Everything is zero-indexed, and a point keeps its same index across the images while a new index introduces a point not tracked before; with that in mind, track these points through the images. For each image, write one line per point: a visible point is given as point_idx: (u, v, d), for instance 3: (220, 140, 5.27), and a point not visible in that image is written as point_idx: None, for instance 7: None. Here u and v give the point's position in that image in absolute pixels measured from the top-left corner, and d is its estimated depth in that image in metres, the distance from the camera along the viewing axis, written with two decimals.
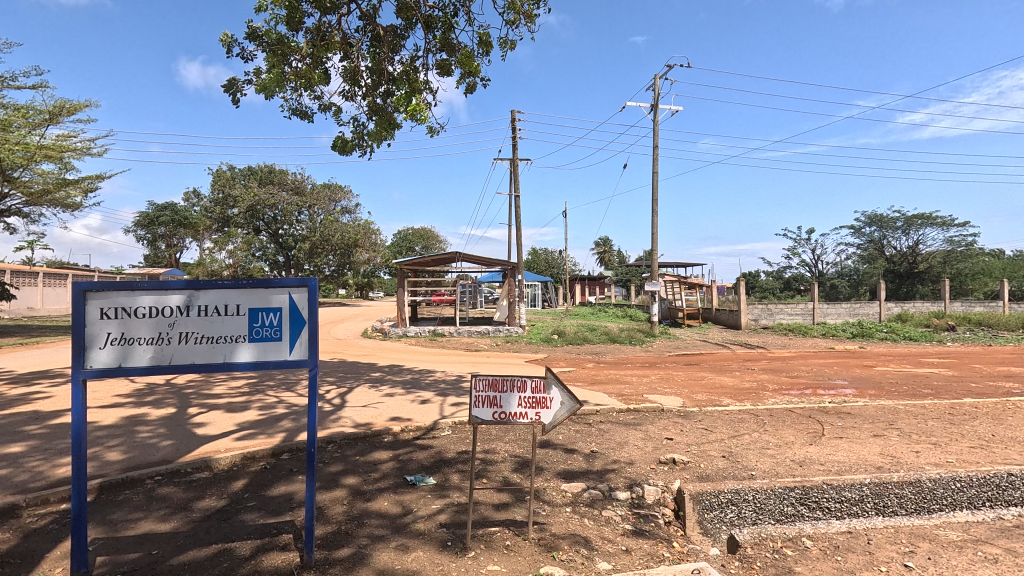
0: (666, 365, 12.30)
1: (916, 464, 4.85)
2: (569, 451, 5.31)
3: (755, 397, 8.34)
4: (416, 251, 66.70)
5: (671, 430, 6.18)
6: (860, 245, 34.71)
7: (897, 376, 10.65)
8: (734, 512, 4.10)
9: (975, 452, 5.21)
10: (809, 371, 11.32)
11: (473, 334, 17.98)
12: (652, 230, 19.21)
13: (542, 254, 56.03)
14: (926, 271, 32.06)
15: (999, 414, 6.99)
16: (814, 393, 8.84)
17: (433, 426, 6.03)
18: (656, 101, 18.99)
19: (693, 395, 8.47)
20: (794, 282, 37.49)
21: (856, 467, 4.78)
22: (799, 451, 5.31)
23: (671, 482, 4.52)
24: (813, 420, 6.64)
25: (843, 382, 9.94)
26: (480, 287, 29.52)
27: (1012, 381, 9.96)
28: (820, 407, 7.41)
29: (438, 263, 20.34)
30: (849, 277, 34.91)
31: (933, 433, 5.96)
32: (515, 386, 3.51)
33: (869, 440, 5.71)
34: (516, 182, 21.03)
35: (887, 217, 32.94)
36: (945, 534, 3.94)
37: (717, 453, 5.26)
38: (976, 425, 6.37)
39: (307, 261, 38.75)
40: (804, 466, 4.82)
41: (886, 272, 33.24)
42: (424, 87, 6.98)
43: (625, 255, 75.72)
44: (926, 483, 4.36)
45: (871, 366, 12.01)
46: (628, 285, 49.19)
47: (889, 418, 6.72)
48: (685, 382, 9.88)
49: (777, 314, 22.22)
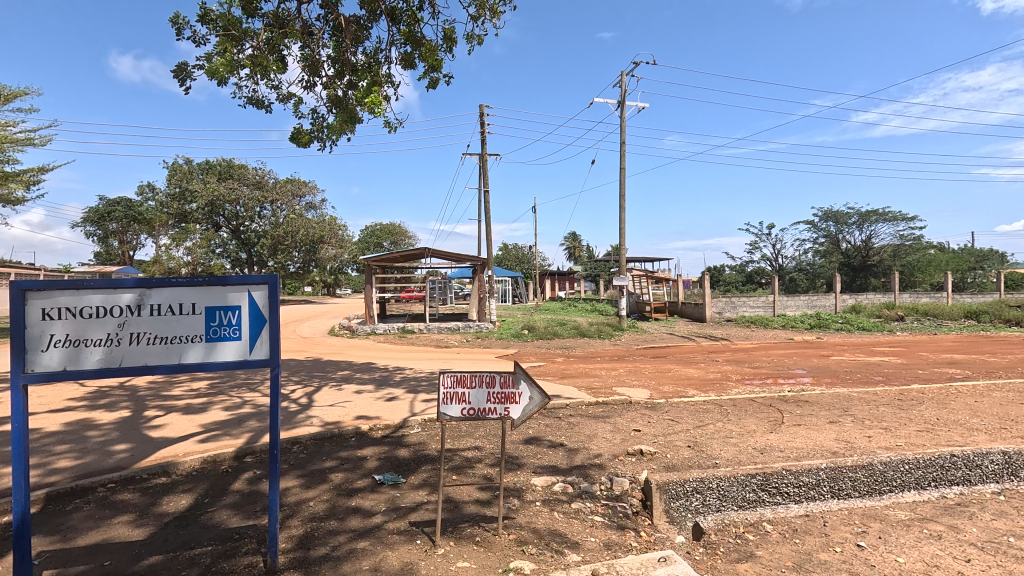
0: (634, 358, 12.52)
1: (868, 448, 5.09)
2: (540, 445, 5.35)
3: (719, 388, 8.60)
4: (384, 247, 65.81)
5: (639, 422, 6.30)
6: (816, 240, 35.98)
7: (851, 365, 11.14)
8: (699, 500, 4.20)
9: (922, 435, 5.51)
10: (769, 361, 11.74)
11: (443, 331, 17.87)
12: (620, 225, 19.45)
13: (512, 249, 56.26)
14: (877, 265, 33.65)
15: (944, 399, 7.40)
16: (775, 383, 9.15)
17: (404, 423, 5.98)
18: (623, 98, 19.16)
19: (660, 388, 8.67)
20: (756, 276, 38.67)
21: (813, 453, 4.99)
22: (760, 440, 5.49)
23: (640, 472, 4.62)
24: (773, 409, 6.88)
25: (801, 371, 10.35)
26: (450, 283, 29.40)
27: (954, 368, 10.57)
28: (779, 396, 7.69)
29: (407, 259, 20.10)
30: (807, 271, 36.19)
31: (883, 418, 6.27)
32: (483, 381, 3.49)
33: (825, 427, 5.94)
34: (485, 177, 20.94)
35: (841, 214, 34.23)
36: (894, 514, 4.14)
37: (683, 444, 5.39)
38: (923, 409, 6.74)
39: (270, 258, 37.72)
40: (765, 453, 5.00)
41: (841, 266, 34.66)
42: (386, 81, 6.88)
43: (592, 251, 77.13)
44: (877, 466, 4.57)
45: (827, 356, 12.51)
46: (598, 280, 49.73)
47: (843, 405, 7.04)
48: (653, 374, 10.06)
49: (740, 307, 22.94)
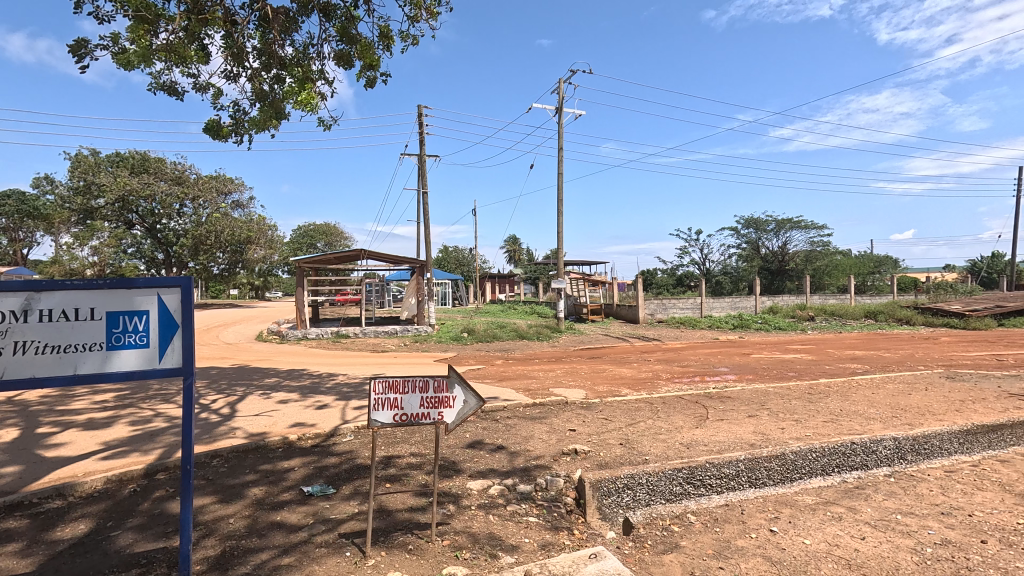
0: (571, 359, 12.80)
1: (781, 439, 5.48)
2: (477, 448, 5.33)
3: (650, 387, 8.97)
4: (318, 248, 63.28)
5: (575, 421, 6.44)
6: (739, 245, 38.39)
7: (768, 362, 11.98)
8: (629, 496, 4.35)
9: (827, 425, 6.01)
10: (696, 360, 12.40)
11: (380, 335, 17.42)
12: (558, 228, 19.83)
13: (452, 252, 55.87)
14: (792, 269, 36.43)
15: (846, 391, 8.13)
16: (701, 380, 9.67)
17: (335, 431, 5.76)
18: (561, 104, 19.57)
19: (595, 387, 8.91)
20: (686, 279, 40.69)
21: (733, 445, 5.31)
22: (687, 435, 5.77)
23: (574, 471, 4.72)
24: (699, 405, 7.26)
25: (725, 369, 11.01)
26: (388, 286, 28.72)
27: (856, 363, 11.64)
28: (704, 392, 8.13)
29: (342, 261, 19.44)
30: (731, 274, 38.55)
31: (795, 411, 6.78)
32: (416, 387, 3.43)
33: (744, 421, 6.34)
34: (424, 178, 20.65)
35: (761, 221, 36.76)
36: (803, 499, 4.48)
37: (616, 442, 5.56)
38: (828, 401, 7.37)
39: (191, 259, 35.18)
40: (690, 448, 5.26)
41: (761, 270, 37.23)
42: (318, 77, 6.63)
43: (531, 254, 78.15)
44: (789, 456, 4.94)
45: (747, 354, 13.39)
46: (538, 283, 50.43)
47: (761, 399, 7.55)
48: (589, 374, 10.33)
49: (670, 308, 24.06)
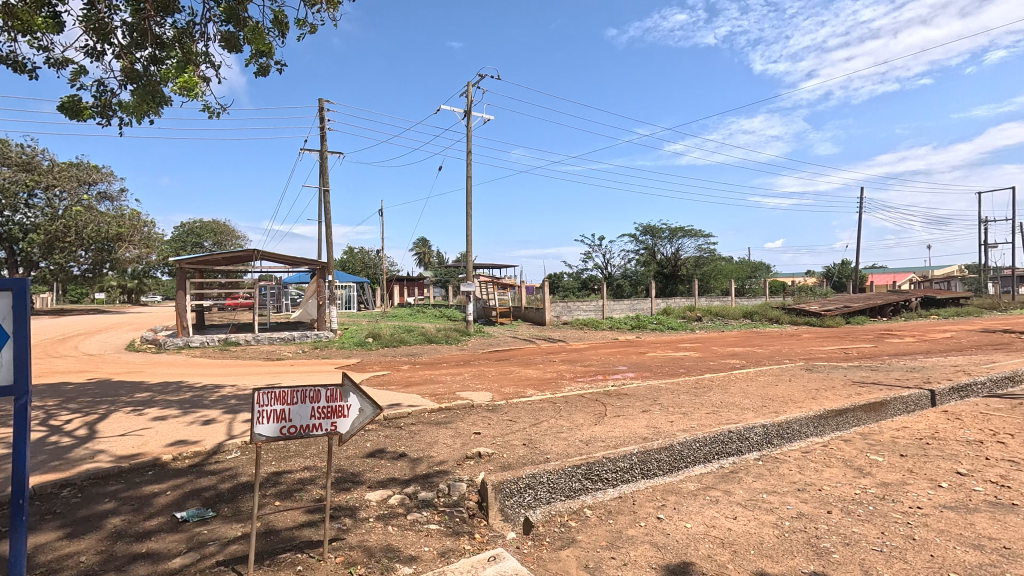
0: (478, 362, 12.84)
1: (670, 431, 5.90)
2: (378, 457, 5.14)
3: (554, 387, 9.25)
4: (205, 248, 57.70)
5: (480, 424, 6.45)
6: (637, 250, 40.96)
7: (661, 360, 12.90)
8: (531, 495, 4.44)
9: (709, 416, 6.59)
10: (598, 359, 13.00)
11: (276, 341, 16.25)
12: (467, 231, 19.84)
13: (358, 253, 53.70)
14: (683, 273, 39.56)
15: (726, 384, 8.97)
16: (601, 379, 10.15)
17: (219, 448, 5.26)
18: (469, 107, 19.64)
19: (501, 389, 9.00)
20: (590, 282, 42.58)
21: (628, 439, 5.63)
22: (586, 432, 6.01)
23: (477, 475, 4.71)
24: (599, 403, 7.61)
25: (623, 367, 11.66)
26: (287, 289, 26.92)
27: (734, 359, 12.90)
28: (603, 390, 8.54)
29: (232, 262, 17.88)
30: (630, 278, 41.04)
31: (683, 404, 7.35)
32: (307, 396, 3.23)
33: (639, 416, 6.74)
34: (326, 176, 19.64)
35: (656, 229, 39.53)
36: (687, 486, 4.85)
37: (519, 442, 5.64)
38: (711, 394, 8.08)
39: (43, 258, 30.39)
40: (589, 444, 5.49)
41: (656, 274, 40.01)
42: (201, 60, 6.04)
43: (441, 256, 77.47)
44: (676, 446, 5.33)
45: (643, 352, 14.31)
46: (448, 286, 50.05)
47: (654, 395, 8.10)
48: (496, 377, 10.42)
49: (575, 310, 25.05)
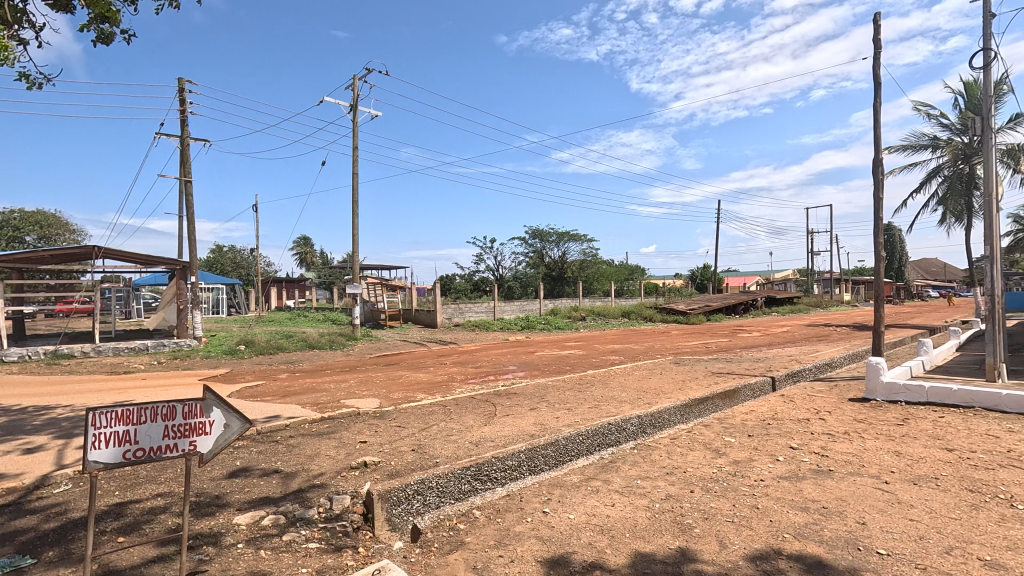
0: (366, 367, 12.31)
1: (555, 427, 6.16)
2: (250, 476, 4.69)
3: (444, 389, 9.18)
4: (27, 243, 48.39)
5: (366, 432, 6.18)
6: (527, 253, 42.24)
7: (548, 358, 13.42)
8: (419, 501, 4.34)
9: (591, 411, 6.99)
10: (488, 360, 13.15)
11: (124, 352, 14.12)
12: (354, 230, 18.95)
13: (229, 252, 48.72)
14: (569, 275, 41.60)
15: (606, 379, 9.59)
16: (492, 379, 10.28)
17: (42, 481, 4.42)
18: (356, 101, 18.80)
19: (390, 395, 8.72)
20: (481, 284, 43.00)
21: (516, 437, 5.76)
22: (476, 433, 6.05)
23: (362, 485, 4.50)
24: (489, 403, 7.70)
25: (513, 367, 11.94)
26: (138, 291, 23.54)
27: (614, 355, 13.85)
28: (493, 391, 8.65)
29: (64, 260, 15.19)
30: (520, 279, 42.22)
31: (568, 401, 7.71)
32: (158, 414, 2.82)
33: (527, 414, 6.93)
34: (188, 165, 17.54)
35: (545, 232, 41.11)
36: (570, 478, 5.07)
37: (408, 448, 5.50)
38: (593, 390, 8.58)
39: None
40: (479, 445, 5.52)
41: (545, 276, 41.61)
42: (20, 18, 5.04)
43: (326, 256, 73.18)
44: (561, 441, 5.57)
45: (532, 352, 14.77)
46: (333, 288, 47.37)
47: (541, 393, 8.39)
48: (383, 382, 10.06)
49: (467, 312, 25.14)
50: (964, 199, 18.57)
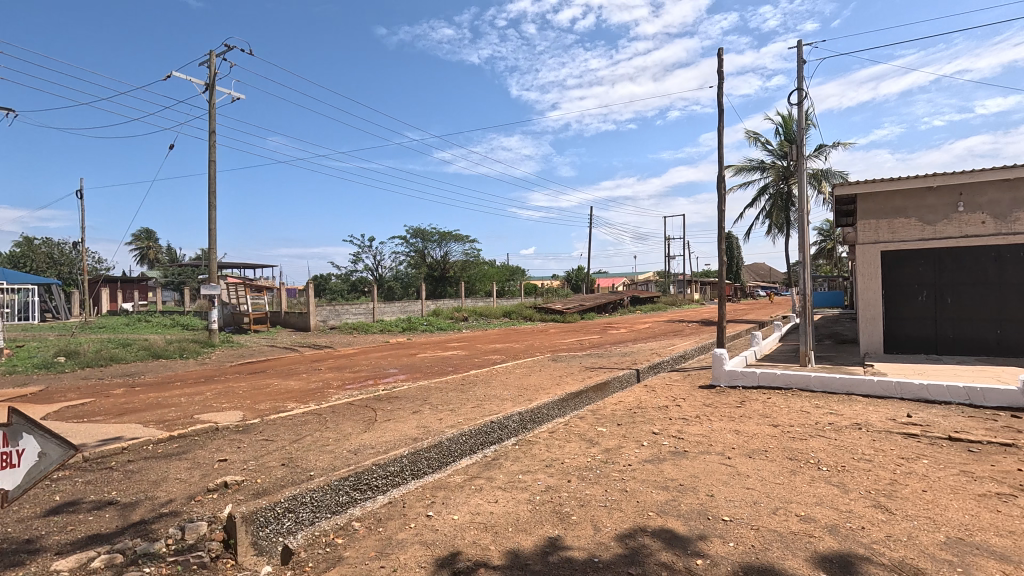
0: (226, 377, 11.07)
1: (439, 429, 6.11)
2: (73, 513, 3.94)
3: (319, 397, 8.61)
4: None
5: (227, 449, 5.56)
6: (408, 253, 41.30)
7: (431, 360, 13.25)
8: (291, 519, 4.06)
9: (474, 410, 7.04)
10: (368, 363, 12.61)
11: None
12: (210, 224, 16.94)
13: (43, 245, 40.63)
14: (451, 276, 41.54)
15: (489, 378, 9.74)
16: (371, 384, 9.86)
17: None
18: (213, 80, 16.83)
19: (255, 406, 7.94)
20: (359, 284, 41.13)
21: (398, 442, 5.62)
22: (355, 440, 5.77)
23: (222, 509, 4.04)
24: (368, 409, 7.39)
25: (394, 370, 11.58)
26: None
27: (496, 354, 14.12)
28: (373, 395, 8.31)
29: None
30: (401, 280, 41.16)
31: (451, 401, 7.69)
32: None
33: (408, 417, 6.77)
34: None
35: (427, 232, 40.57)
36: (454, 479, 5.03)
37: (277, 463, 5.06)
38: (476, 389, 8.66)
39: None
40: (358, 453, 5.27)
41: (426, 276, 41.06)
42: None
43: (175, 252, 64.48)
44: (444, 443, 5.57)
45: (414, 354, 14.48)
46: (184, 288, 41.83)
47: (424, 395, 8.26)
48: (247, 392, 9.13)
49: (343, 314, 23.84)
50: (784, 214, 22.10)
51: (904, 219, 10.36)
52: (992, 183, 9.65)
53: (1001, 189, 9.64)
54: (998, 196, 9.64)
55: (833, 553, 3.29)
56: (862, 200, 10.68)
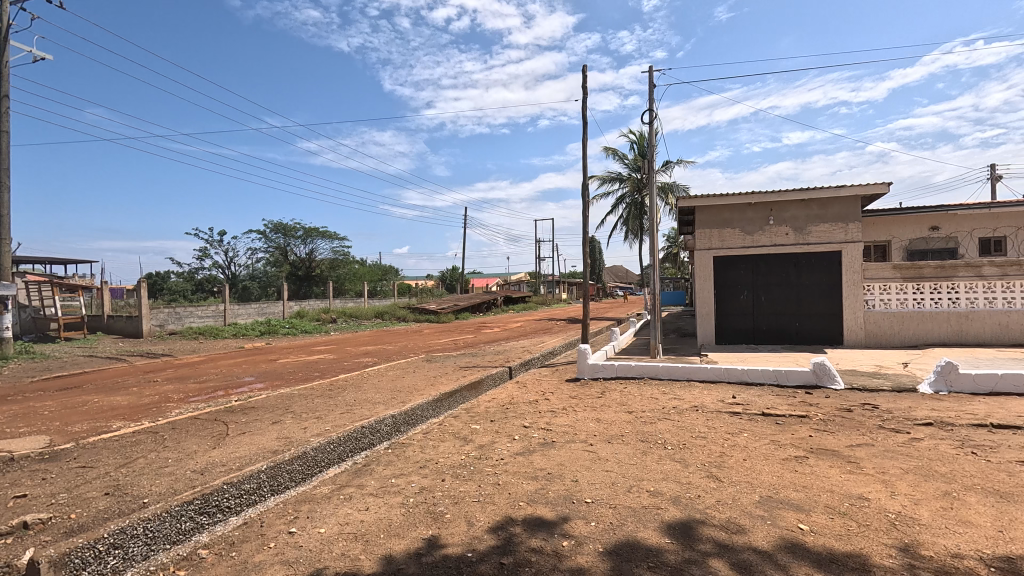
0: (24, 396, 9.08)
1: (303, 438, 5.70)
2: None
3: (155, 413, 7.48)
4: None
5: (27, 482, 4.58)
6: (267, 249, 37.73)
7: (293, 365, 12.28)
8: (118, 557, 3.46)
9: (343, 416, 6.69)
10: (217, 372, 11.26)
11: None
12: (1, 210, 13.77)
13: None
14: (317, 275, 38.92)
15: (359, 382, 9.32)
16: (222, 394, 8.84)
17: None
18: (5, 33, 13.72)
19: (68, 428, 6.64)
20: (207, 284, 36.59)
21: (255, 457, 5.11)
22: (202, 459, 5.12)
23: (19, 555, 3.30)
24: (218, 422, 6.61)
25: (250, 378, 10.50)
26: None
27: (367, 357, 13.55)
28: (224, 407, 7.45)
29: None
30: (259, 279, 37.49)
31: (317, 408, 7.22)
32: None
33: (267, 429, 6.19)
34: None
35: (289, 227, 37.49)
36: (320, 490, 4.72)
37: (99, 493, 4.30)
38: (345, 394, 8.24)
39: None
40: (206, 472, 4.69)
41: (289, 275, 37.94)
42: None
43: None
44: (309, 453, 5.21)
45: (273, 360, 13.28)
46: None
47: (285, 403, 7.63)
48: (55, 413, 7.59)
49: (186, 318, 21.01)
50: (637, 221, 24.48)
51: (731, 229, 12.11)
52: (793, 203, 11.70)
53: (799, 207, 11.71)
54: (797, 213, 11.70)
55: (677, 521, 3.73)
56: (700, 212, 12.25)
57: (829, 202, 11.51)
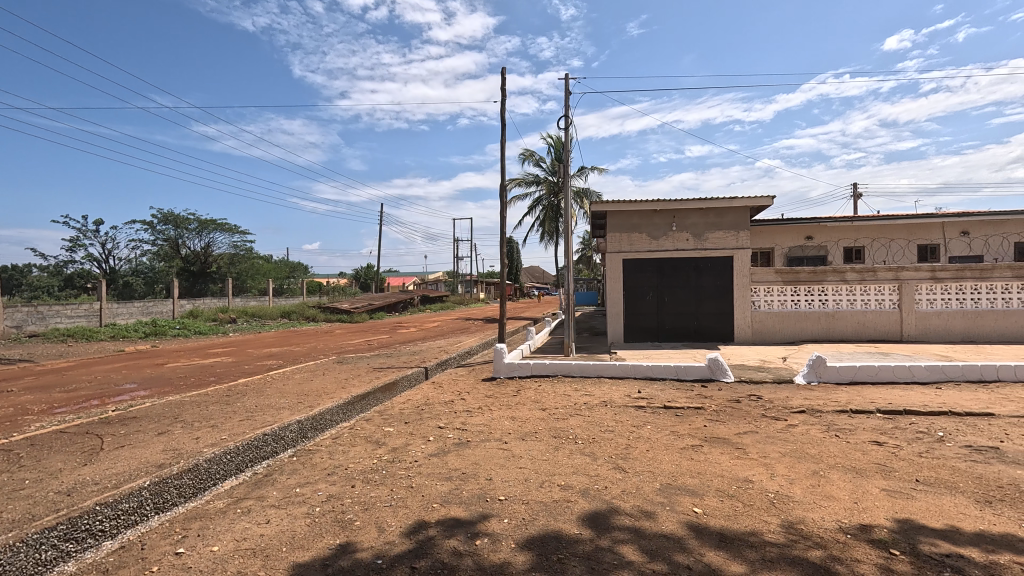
0: None
1: (195, 450, 5.22)
2: None
3: (8, 427, 6.46)
4: None
5: None
6: (154, 242, 34.02)
7: (185, 370, 11.19)
8: None
9: (243, 423, 6.22)
10: (91, 380, 9.96)
11: None
12: None
13: None
14: (214, 271, 35.80)
15: (261, 386, 8.70)
16: (96, 404, 7.84)
17: None
18: None
19: None
20: (78, 279, 32.28)
21: (136, 472, 4.61)
22: (69, 478, 4.52)
23: None
24: (91, 436, 5.87)
25: (130, 385, 9.40)
26: None
27: (271, 360, 12.67)
28: (99, 419, 6.61)
29: None
30: (144, 275, 33.73)
31: (212, 416, 6.65)
32: None
33: (152, 441, 5.60)
34: None
35: (182, 218, 34.16)
36: (214, 504, 4.35)
37: None
38: (245, 399, 7.65)
39: None
40: (74, 493, 4.14)
41: (180, 271, 34.50)
42: None
43: None
44: (201, 466, 4.79)
45: (161, 364, 12.01)
46: None
47: (174, 412, 6.94)
48: None
49: (50, 318, 18.38)
50: (553, 224, 25.12)
51: (639, 233, 12.83)
52: (694, 211, 12.63)
53: (699, 215, 12.66)
54: (697, 221, 12.64)
55: (587, 512, 3.89)
56: (611, 216, 12.85)
57: (724, 212, 12.55)
